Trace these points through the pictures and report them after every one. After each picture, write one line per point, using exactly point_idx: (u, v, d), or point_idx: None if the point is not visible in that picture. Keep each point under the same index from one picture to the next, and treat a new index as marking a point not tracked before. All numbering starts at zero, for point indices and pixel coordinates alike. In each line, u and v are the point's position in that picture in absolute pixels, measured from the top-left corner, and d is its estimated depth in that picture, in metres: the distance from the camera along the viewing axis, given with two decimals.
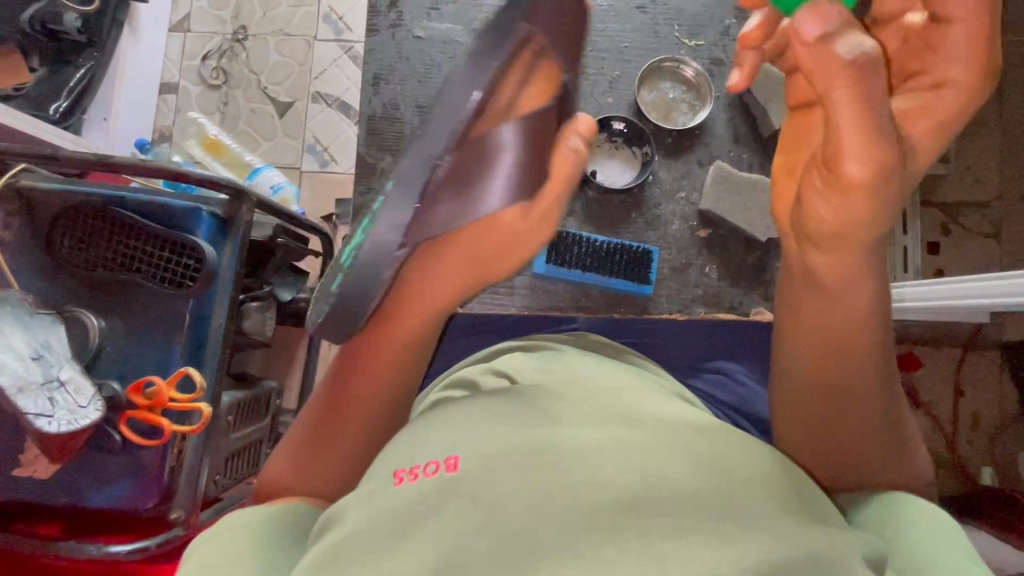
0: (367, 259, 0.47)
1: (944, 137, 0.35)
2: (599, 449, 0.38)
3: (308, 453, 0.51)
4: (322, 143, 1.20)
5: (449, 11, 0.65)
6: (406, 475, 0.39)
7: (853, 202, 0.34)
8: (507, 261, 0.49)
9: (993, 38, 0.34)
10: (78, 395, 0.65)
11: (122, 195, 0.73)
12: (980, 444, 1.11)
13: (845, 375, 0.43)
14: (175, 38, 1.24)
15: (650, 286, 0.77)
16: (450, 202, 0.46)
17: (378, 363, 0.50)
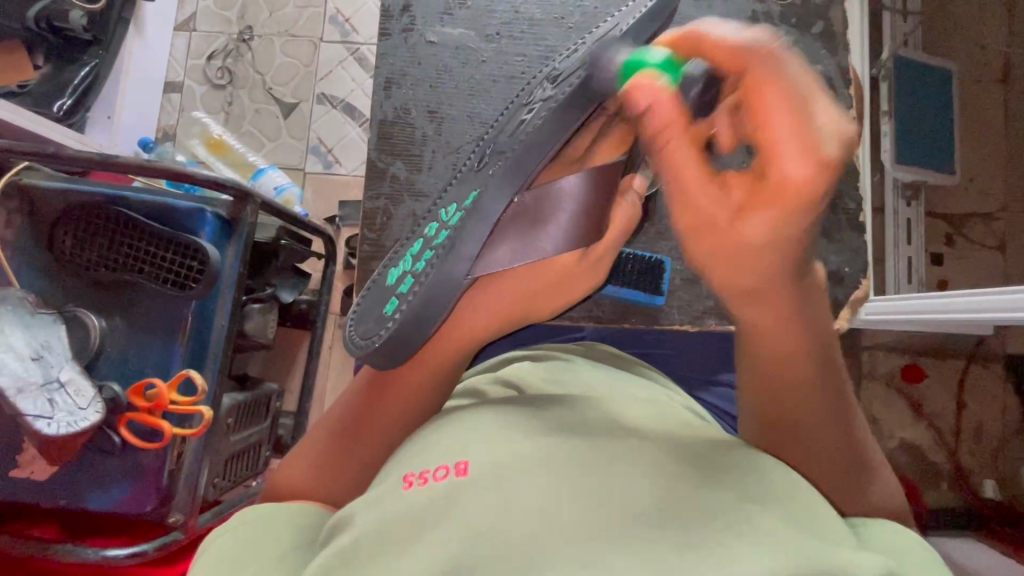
0: (431, 283, 0.48)
1: (788, 224, 0.32)
2: (611, 459, 0.36)
3: (327, 459, 0.47)
4: (326, 144, 1.19)
5: (461, 14, 0.64)
6: (416, 479, 0.38)
7: (719, 267, 0.37)
8: (557, 301, 0.51)
9: (823, 130, 0.30)
10: (77, 396, 0.64)
11: (126, 195, 0.72)
12: (982, 456, 1.10)
13: (816, 425, 0.41)
14: (180, 37, 1.23)
15: (662, 296, 0.62)
16: (512, 245, 0.47)
17: (413, 376, 0.48)
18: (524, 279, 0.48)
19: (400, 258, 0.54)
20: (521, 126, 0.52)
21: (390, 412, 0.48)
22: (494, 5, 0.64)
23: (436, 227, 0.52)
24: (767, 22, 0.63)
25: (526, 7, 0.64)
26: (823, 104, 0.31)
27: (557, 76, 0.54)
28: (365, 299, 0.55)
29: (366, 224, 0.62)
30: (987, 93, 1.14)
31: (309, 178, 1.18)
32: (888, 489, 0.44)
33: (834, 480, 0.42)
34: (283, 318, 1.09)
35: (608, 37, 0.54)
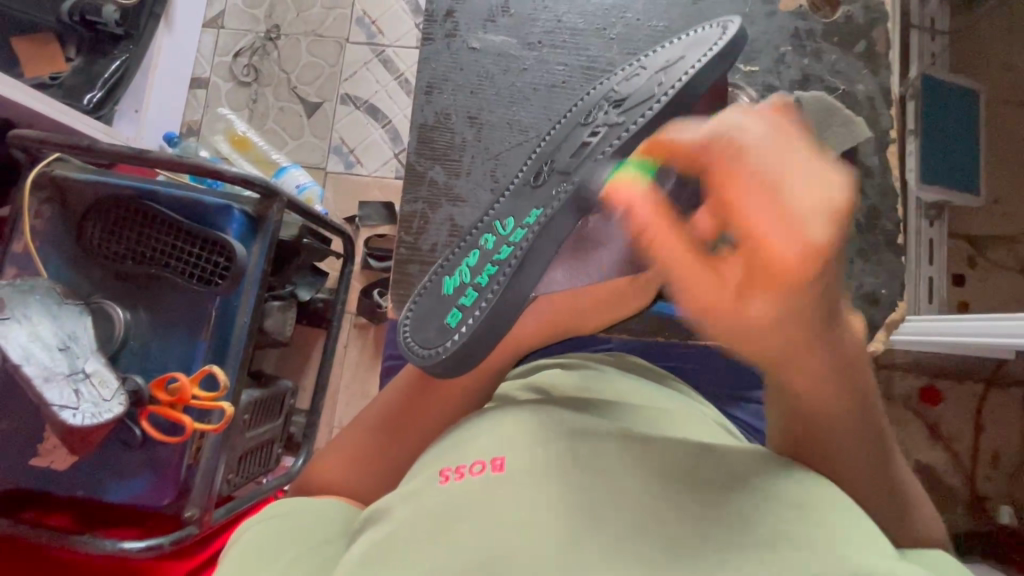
0: (498, 298, 0.46)
1: (791, 304, 0.31)
2: (652, 462, 0.35)
3: (364, 457, 0.47)
4: (349, 145, 1.20)
5: (504, 22, 0.64)
6: (452, 474, 0.37)
7: (748, 350, 0.35)
8: (598, 319, 0.55)
9: (800, 203, 0.29)
10: (102, 388, 0.64)
11: (156, 189, 0.73)
12: (1000, 481, 1.09)
13: (857, 454, 0.40)
14: (208, 33, 1.24)
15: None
16: (570, 266, 0.50)
17: (458, 381, 0.49)
18: (583, 297, 0.52)
19: (453, 265, 0.50)
20: (584, 149, 0.50)
21: (424, 411, 0.48)
22: (535, 15, 0.64)
23: (495, 239, 0.49)
24: (808, 39, 0.63)
25: (568, 18, 0.64)
26: (799, 179, 0.30)
27: (621, 100, 0.51)
28: (419, 302, 0.50)
29: (404, 227, 0.62)
30: (1014, 116, 1.13)
31: (331, 177, 1.19)
32: (928, 519, 0.43)
33: (879, 508, 0.42)
34: (300, 316, 1.10)
35: (674, 72, 0.50)
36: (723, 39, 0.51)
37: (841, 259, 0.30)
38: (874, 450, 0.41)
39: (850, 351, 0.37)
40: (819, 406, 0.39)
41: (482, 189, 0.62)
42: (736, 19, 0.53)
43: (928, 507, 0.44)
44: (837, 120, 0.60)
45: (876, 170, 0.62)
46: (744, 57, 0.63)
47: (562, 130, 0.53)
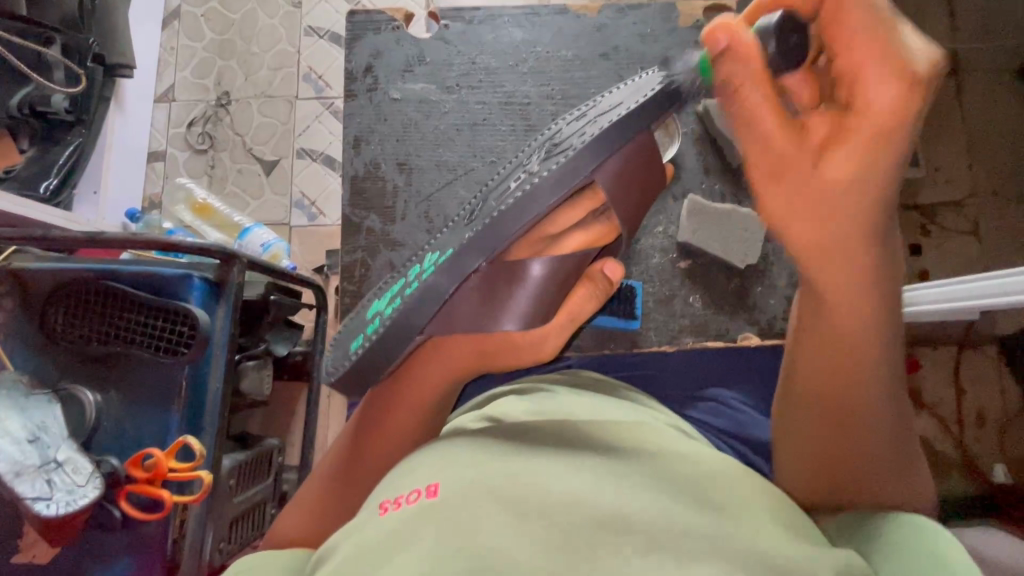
0: (385, 330, 0.49)
1: (877, 156, 0.34)
2: (578, 473, 0.37)
3: (322, 504, 0.51)
4: (309, 198, 1.22)
5: (421, 70, 0.69)
6: (391, 505, 0.38)
7: (799, 220, 0.37)
8: (503, 361, 0.53)
9: (915, 50, 0.33)
10: (75, 474, 0.64)
11: (114, 269, 0.74)
12: (988, 440, 1.10)
13: (870, 418, 0.42)
14: (160, 108, 1.27)
15: (637, 321, 0.68)
16: (470, 306, 0.47)
17: (399, 426, 0.52)
18: (477, 343, 0.51)
19: (387, 293, 0.54)
20: (503, 193, 0.48)
21: (372, 452, 0.52)
22: (451, 60, 0.69)
23: (413, 273, 0.52)
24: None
25: (482, 58, 0.69)
26: (910, 33, 0.33)
27: (554, 145, 0.47)
28: (343, 333, 0.58)
29: (347, 277, 0.67)
30: (942, 86, 1.18)
31: (295, 232, 1.21)
32: (917, 481, 0.45)
33: (868, 485, 0.44)
34: (279, 371, 1.10)
35: (588, 129, 0.46)
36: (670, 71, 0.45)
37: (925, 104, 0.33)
38: (894, 414, 0.43)
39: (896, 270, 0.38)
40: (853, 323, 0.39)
41: (418, 230, 0.67)
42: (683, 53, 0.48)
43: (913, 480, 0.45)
44: None
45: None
46: None
47: (499, 183, 0.52)
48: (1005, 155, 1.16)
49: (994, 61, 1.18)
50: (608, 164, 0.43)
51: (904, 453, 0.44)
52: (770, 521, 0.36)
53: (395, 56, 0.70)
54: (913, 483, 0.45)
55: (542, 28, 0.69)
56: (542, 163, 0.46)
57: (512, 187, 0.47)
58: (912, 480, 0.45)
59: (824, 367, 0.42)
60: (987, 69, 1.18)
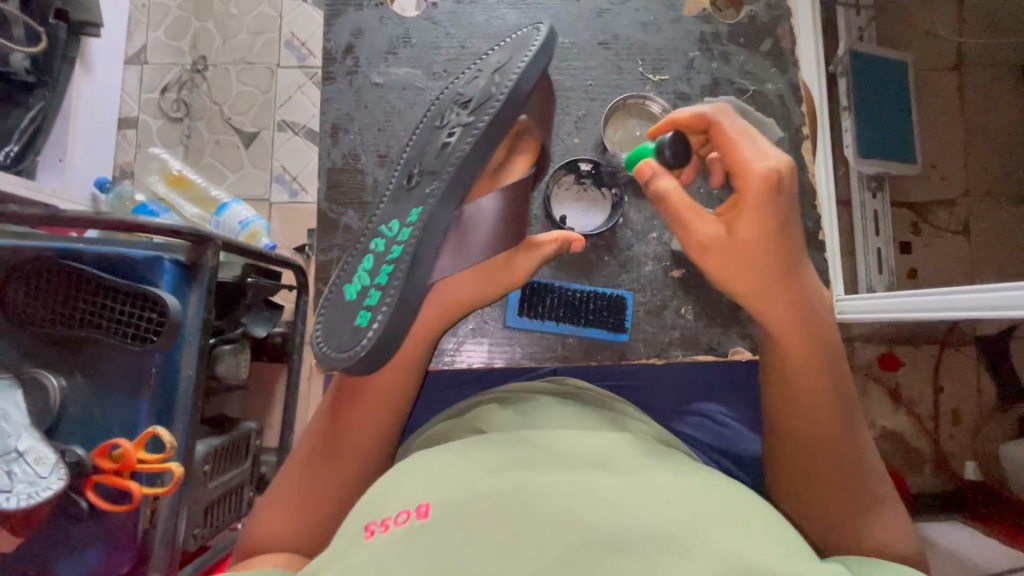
0: (399, 291, 0.51)
1: (771, 211, 0.48)
2: (566, 493, 0.36)
3: (290, 507, 0.51)
4: (290, 173, 1.17)
5: (405, 53, 0.67)
6: (377, 527, 0.37)
7: (740, 270, 0.49)
8: (500, 286, 0.56)
9: (758, 151, 0.49)
10: (38, 465, 0.62)
11: (78, 248, 0.70)
12: (962, 438, 1.12)
13: (824, 439, 0.49)
14: (131, 70, 1.20)
15: (626, 333, 0.65)
16: (455, 249, 0.53)
17: (368, 415, 0.53)
18: (465, 282, 0.55)
19: (353, 272, 0.56)
20: (446, 148, 0.54)
21: (340, 446, 0.53)
22: (438, 43, 0.67)
23: (384, 242, 0.54)
24: (715, 44, 0.69)
25: (473, 43, 0.67)
26: (748, 138, 0.50)
27: (468, 100, 0.55)
28: (323, 325, 0.55)
29: (322, 278, 0.65)
30: (944, 80, 1.16)
31: (275, 209, 1.16)
32: (886, 512, 0.49)
33: (827, 511, 0.49)
34: (257, 354, 1.08)
35: (509, 72, 0.54)
36: (538, 37, 0.56)
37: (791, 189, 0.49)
38: (845, 437, 0.49)
39: (823, 322, 0.50)
40: (800, 353, 0.50)
41: None
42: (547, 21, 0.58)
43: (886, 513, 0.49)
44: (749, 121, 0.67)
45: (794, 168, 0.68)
46: (653, 67, 0.68)
47: (425, 136, 0.58)
48: (1000, 154, 1.15)
49: (999, 57, 1.16)
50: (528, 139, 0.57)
51: (860, 483, 0.49)
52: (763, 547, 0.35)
53: (380, 38, 0.66)
54: (878, 514, 0.49)
55: (538, 12, 0.68)
56: (467, 119, 0.54)
57: (456, 143, 0.53)
58: (877, 509, 0.49)
59: (772, 385, 0.52)
60: (990, 65, 1.16)
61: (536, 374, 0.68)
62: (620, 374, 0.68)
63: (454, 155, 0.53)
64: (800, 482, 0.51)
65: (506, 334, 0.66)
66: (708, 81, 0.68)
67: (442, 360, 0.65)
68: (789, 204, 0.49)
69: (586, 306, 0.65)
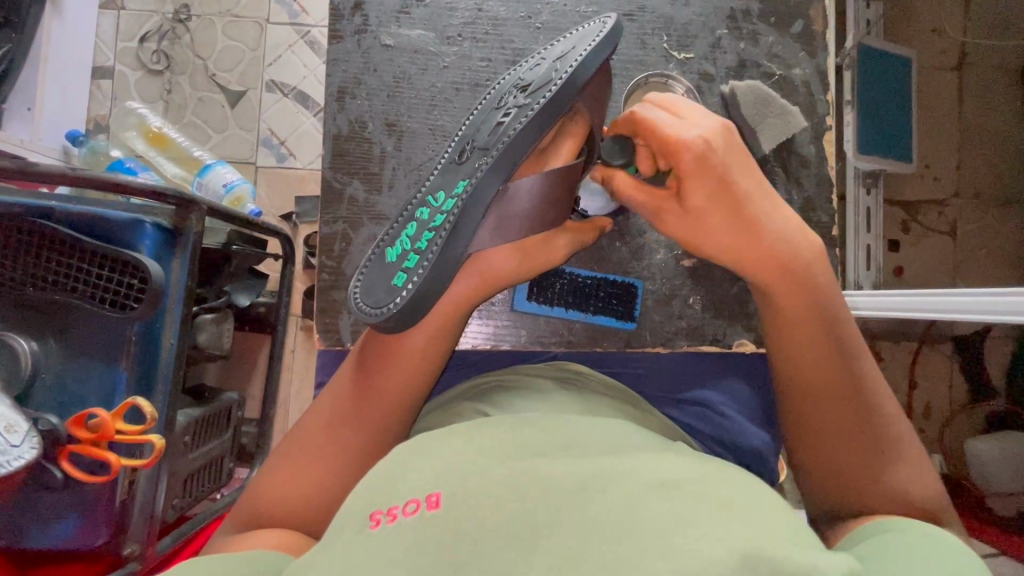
0: (436, 259, 0.51)
1: (713, 170, 0.50)
2: (583, 482, 0.36)
3: (300, 471, 0.48)
4: (279, 136, 1.12)
5: (418, 14, 0.63)
6: (384, 517, 0.36)
7: (717, 227, 0.51)
8: (534, 267, 0.55)
9: (682, 126, 0.51)
10: (9, 433, 0.58)
11: (51, 207, 0.65)
12: (931, 432, 1.16)
13: (829, 399, 0.48)
14: (108, 16, 1.12)
15: (633, 322, 0.65)
16: (493, 225, 0.52)
17: (389, 391, 0.50)
18: (501, 258, 0.54)
19: (393, 236, 0.55)
20: (499, 127, 0.53)
21: (362, 409, 0.50)
22: (453, 4, 0.64)
23: (429, 211, 0.53)
24: (745, 21, 0.67)
25: (489, 7, 0.64)
26: (667, 119, 0.52)
27: (528, 85, 0.55)
28: (361, 279, 0.54)
29: (325, 251, 0.63)
30: (945, 80, 1.16)
31: (262, 173, 1.11)
32: (907, 473, 0.46)
33: (843, 476, 0.47)
34: (241, 323, 1.04)
35: (569, 59, 0.54)
36: (603, 30, 0.55)
37: (727, 146, 0.51)
38: (851, 394, 0.47)
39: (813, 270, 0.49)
40: (796, 307, 0.48)
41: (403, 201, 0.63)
42: (615, 13, 0.57)
43: (905, 471, 0.46)
44: (773, 110, 0.64)
45: (813, 161, 0.67)
46: (679, 44, 0.66)
47: (480, 114, 0.57)
48: (992, 159, 1.16)
49: (1001, 60, 1.16)
50: (579, 120, 0.55)
51: (875, 444, 0.46)
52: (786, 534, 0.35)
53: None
54: (897, 471, 0.46)
55: None
56: (523, 102, 0.53)
57: (510, 124, 0.53)
58: (898, 469, 0.46)
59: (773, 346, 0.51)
60: (991, 67, 1.16)
61: (537, 358, 0.68)
62: (620, 359, 0.68)
63: (506, 136, 0.52)
64: (811, 447, 0.49)
65: (513, 317, 0.66)
66: (732, 64, 0.67)
67: None
68: (732, 159, 0.51)
69: (594, 294, 0.65)
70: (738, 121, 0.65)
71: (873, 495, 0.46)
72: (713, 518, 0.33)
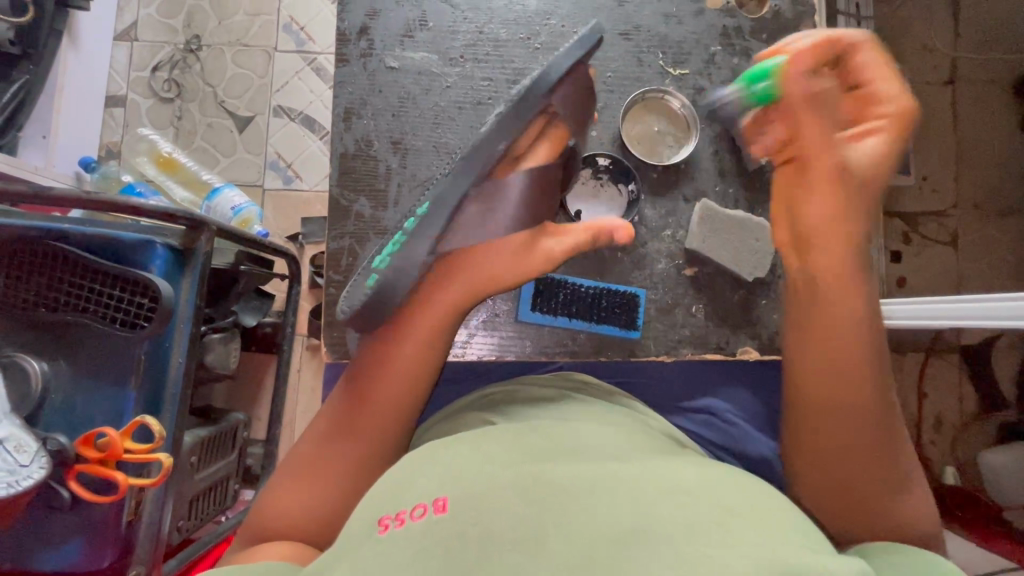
0: (399, 256, 0.55)
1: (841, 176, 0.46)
2: (588, 487, 0.36)
3: (300, 487, 0.48)
4: (285, 160, 1.14)
5: (421, 37, 0.66)
6: (392, 521, 0.36)
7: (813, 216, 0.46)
8: (524, 267, 0.55)
9: (829, 118, 0.47)
10: (17, 453, 0.59)
11: (67, 229, 0.67)
12: (944, 444, 1.15)
13: (859, 415, 0.43)
14: (122, 48, 1.16)
15: (638, 331, 0.66)
16: (470, 226, 0.55)
17: (384, 404, 0.50)
18: (485, 258, 0.54)
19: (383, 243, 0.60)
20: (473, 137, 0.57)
21: (359, 422, 0.49)
22: (456, 27, 0.66)
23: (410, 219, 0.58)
24: (738, 37, 0.69)
25: (490, 29, 0.66)
26: (820, 103, 0.48)
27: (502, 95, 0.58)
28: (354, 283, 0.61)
29: (332, 266, 0.64)
30: (937, 94, 1.18)
31: (268, 195, 1.13)
32: (917, 499, 0.45)
33: (859, 498, 0.44)
34: (248, 343, 1.05)
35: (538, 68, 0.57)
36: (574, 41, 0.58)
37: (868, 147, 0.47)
38: (882, 414, 0.44)
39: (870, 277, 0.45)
40: (844, 312, 0.44)
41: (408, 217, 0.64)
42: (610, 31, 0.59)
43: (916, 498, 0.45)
44: None
45: None
46: (675, 60, 0.69)
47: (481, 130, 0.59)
48: (988, 169, 1.17)
49: (992, 73, 1.18)
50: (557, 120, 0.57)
51: (895, 469, 0.44)
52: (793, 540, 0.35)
53: (394, 21, 0.66)
54: (909, 498, 0.45)
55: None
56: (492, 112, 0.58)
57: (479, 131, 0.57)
58: (909, 497, 0.45)
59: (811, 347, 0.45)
60: (981, 80, 1.18)
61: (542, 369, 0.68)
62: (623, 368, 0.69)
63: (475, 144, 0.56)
64: (832, 464, 0.44)
65: (517, 329, 0.67)
66: (728, 78, 0.69)
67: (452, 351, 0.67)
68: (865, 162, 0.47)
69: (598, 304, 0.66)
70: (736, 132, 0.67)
71: (880, 518, 0.44)
72: (718, 523, 0.33)
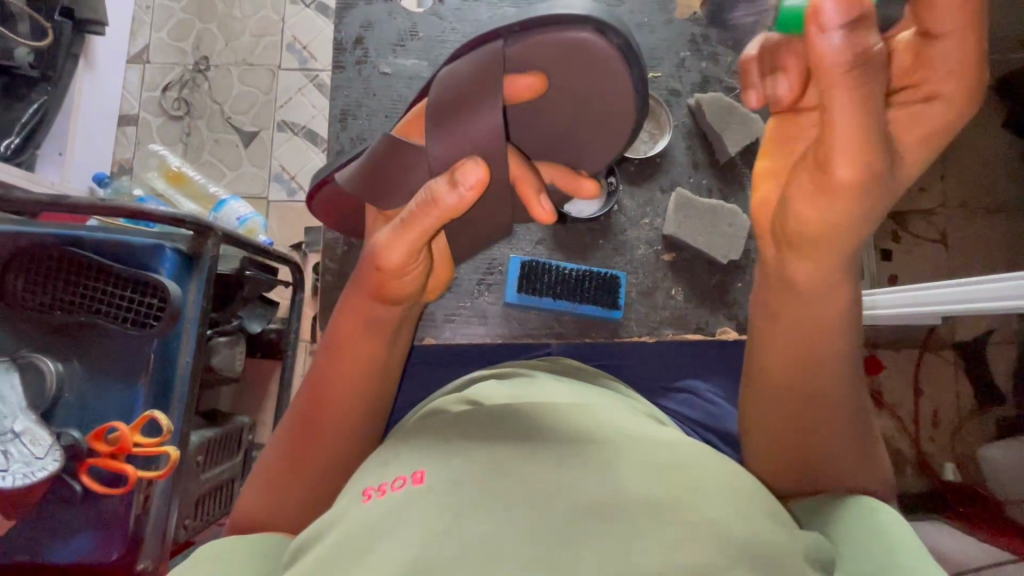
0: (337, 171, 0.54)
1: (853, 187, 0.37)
2: (558, 457, 0.39)
3: (273, 483, 0.51)
4: (289, 172, 1.19)
5: (413, 46, 0.70)
6: (375, 492, 0.40)
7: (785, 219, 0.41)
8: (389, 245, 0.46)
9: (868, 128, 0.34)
10: (34, 446, 0.62)
11: (81, 235, 0.70)
12: (942, 441, 1.15)
13: (821, 407, 0.45)
14: (134, 69, 1.21)
15: (619, 310, 0.74)
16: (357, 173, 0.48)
17: (338, 409, 0.51)
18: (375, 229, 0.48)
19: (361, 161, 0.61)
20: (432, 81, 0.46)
21: (319, 427, 0.51)
22: (446, 38, 0.70)
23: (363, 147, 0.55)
24: (705, 43, 0.77)
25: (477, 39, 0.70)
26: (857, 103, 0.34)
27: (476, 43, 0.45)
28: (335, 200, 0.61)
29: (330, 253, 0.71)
30: None
31: (273, 207, 1.18)
32: (878, 476, 0.48)
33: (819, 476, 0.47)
34: (253, 349, 1.08)
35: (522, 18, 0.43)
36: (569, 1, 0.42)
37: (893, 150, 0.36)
38: (846, 408, 0.45)
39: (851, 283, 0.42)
40: (817, 314, 0.43)
41: None
42: None
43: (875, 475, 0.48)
44: (737, 117, 0.72)
45: None
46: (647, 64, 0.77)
47: None
48: (973, 169, 1.20)
49: None
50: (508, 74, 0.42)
51: (856, 455, 0.46)
52: (751, 504, 0.38)
53: (388, 32, 0.70)
54: (868, 477, 0.47)
55: None
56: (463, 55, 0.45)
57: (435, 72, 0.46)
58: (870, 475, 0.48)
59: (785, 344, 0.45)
60: None
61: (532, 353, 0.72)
62: (608, 352, 0.72)
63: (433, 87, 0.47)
64: (795, 454, 0.47)
65: (506, 311, 0.75)
66: (697, 79, 0.76)
67: (445, 332, 0.74)
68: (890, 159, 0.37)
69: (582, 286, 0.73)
70: (705, 127, 0.74)
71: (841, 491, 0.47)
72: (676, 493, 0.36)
